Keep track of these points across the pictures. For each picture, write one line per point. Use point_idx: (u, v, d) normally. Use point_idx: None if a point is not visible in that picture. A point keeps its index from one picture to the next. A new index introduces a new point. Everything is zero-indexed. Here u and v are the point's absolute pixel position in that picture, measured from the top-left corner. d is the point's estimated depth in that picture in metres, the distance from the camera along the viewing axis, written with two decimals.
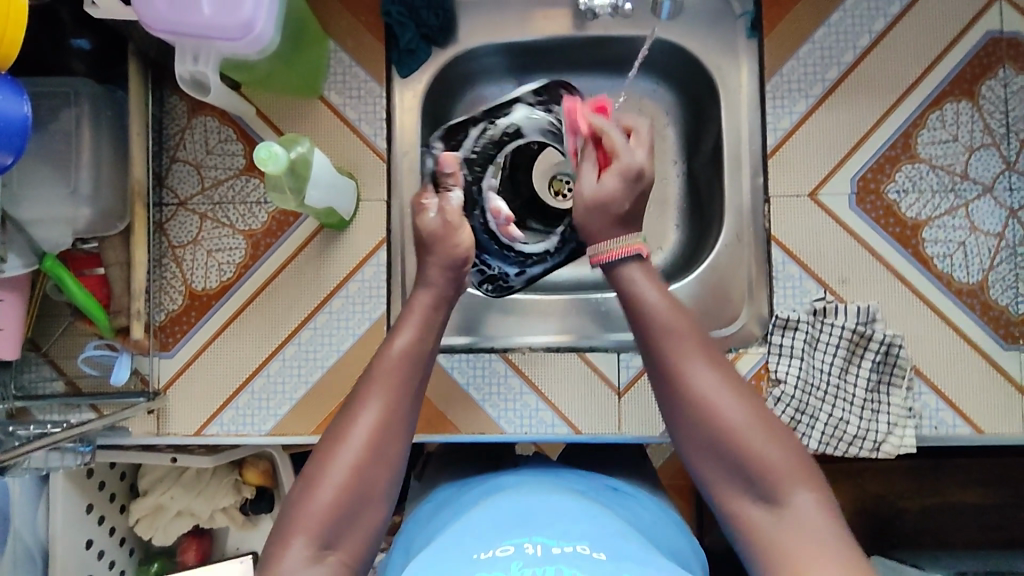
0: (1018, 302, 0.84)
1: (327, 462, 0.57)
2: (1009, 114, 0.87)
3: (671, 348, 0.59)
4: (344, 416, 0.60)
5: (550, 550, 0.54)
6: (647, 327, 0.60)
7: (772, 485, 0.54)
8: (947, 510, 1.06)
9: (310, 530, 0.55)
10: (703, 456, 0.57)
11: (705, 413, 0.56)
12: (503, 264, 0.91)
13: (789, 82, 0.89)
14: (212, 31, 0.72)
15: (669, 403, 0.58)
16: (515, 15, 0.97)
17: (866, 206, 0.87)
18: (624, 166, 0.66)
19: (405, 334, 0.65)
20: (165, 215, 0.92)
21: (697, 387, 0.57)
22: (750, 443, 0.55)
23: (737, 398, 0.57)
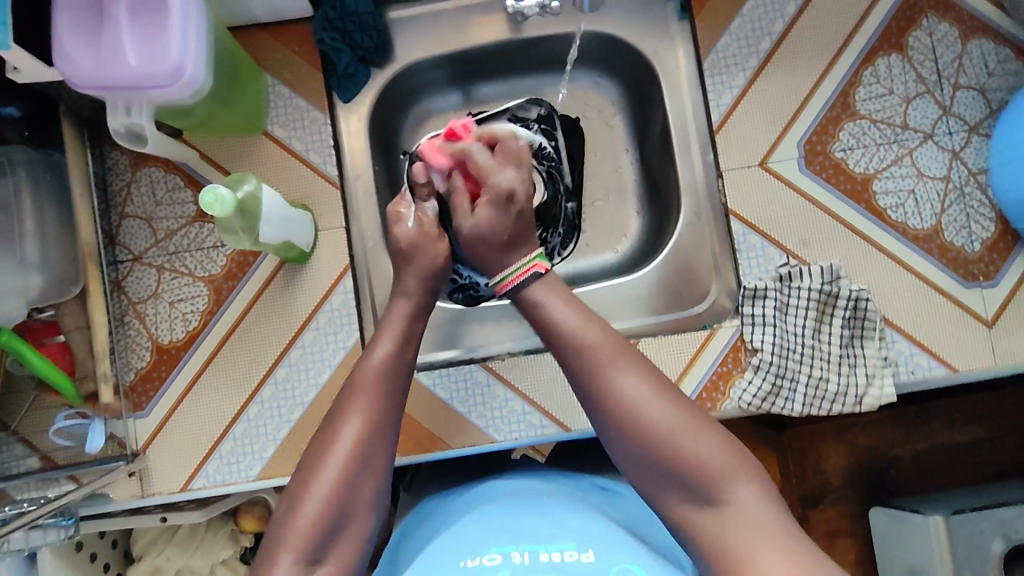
0: (972, 241, 0.86)
1: (311, 475, 0.58)
2: (938, 61, 0.88)
3: (594, 362, 0.60)
4: (327, 428, 0.61)
5: (538, 556, 0.55)
6: (570, 344, 0.62)
7: (708, 485, 0.55)
8: (939, 453, 1.07)
9: (295, 547, 0.55)
10: (639, 468, 0.58)
11: (634, 424, 0.58)
12: (474, 274, 0.84)
13: (725, 57, 0.90)
14: (141, 81, 0.70)
15: (600, 415, 0.60)
16: (449, 27, 0.97)
17: (815, 167, 0.88)
18: (493, 194, 0.70)
19: (385, 345, 0.65)
20: (121, 272, 0.91)
21: (626, 403, 0.58)
22: (682, 449, 0.56)
23: (665, 406, 0.58)
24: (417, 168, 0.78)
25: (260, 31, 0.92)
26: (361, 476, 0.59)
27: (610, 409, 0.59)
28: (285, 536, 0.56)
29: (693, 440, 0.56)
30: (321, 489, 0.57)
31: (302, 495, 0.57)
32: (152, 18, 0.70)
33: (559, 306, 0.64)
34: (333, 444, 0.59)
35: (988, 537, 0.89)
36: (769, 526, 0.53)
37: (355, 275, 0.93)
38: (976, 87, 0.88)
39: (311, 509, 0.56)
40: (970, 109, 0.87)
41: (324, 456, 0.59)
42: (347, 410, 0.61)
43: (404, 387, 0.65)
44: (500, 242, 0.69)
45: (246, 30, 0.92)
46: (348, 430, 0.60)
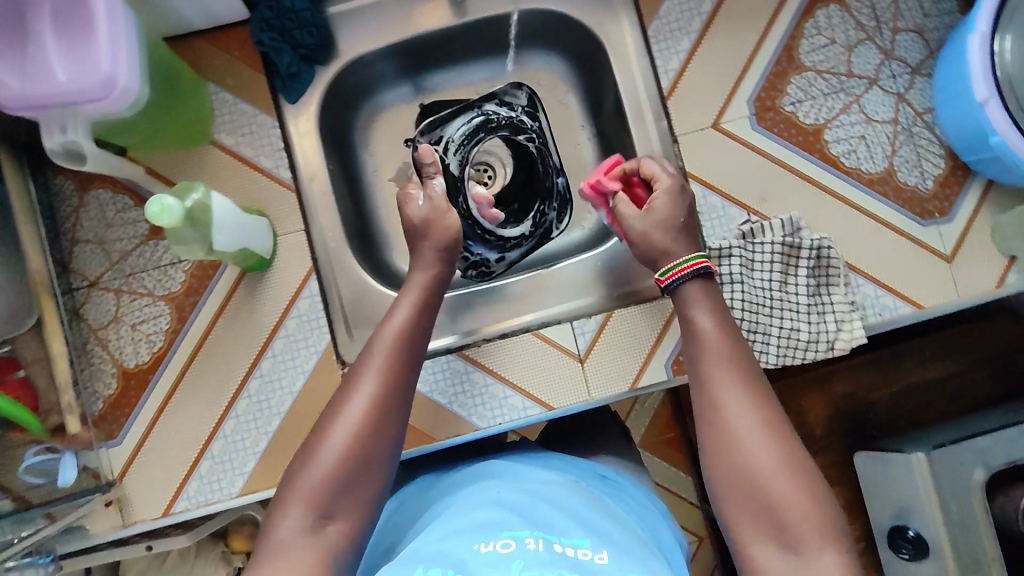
0: (925, 178, 0.87)
1: (326, 430, 0.62)
2: (876, 8, 0.89)
3: (714, 385, 0.63)
4: (344, 391, 0.65)
5: (552, 547, 0.57)
6: (699, 359, 0.66)
7: (795, 537, 0.56)
8: (916, 392, 1.09)
9: (310, 498, 0.59)
10: (734, 498, 0.59)
11: (739, 454, 0.59)
12: (484, 249, 1.00)
13: (668, 23, 0.90)
14: (71, 97, 0.67)
15: (707, 437, 0.61)
16: (390, 17, 0.95)
17: (767, 123, 0.88)
18: (667, 186, 0.78)
19: (400, 313, 0.71)
20: (78, 300, 0.88)
21: (735, 436, 0.60)
22: (780, 492, 0.57)
23: (777, 445, 0.59)
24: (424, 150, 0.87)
25: (197, 39, 0.90)
26: (373, 436, 0.63)
27: (723, 431, 0.61)
28: (301, 488, 0.60)
29: (794, 491, 0.57)
30: (337, 445, 0.61)
31: (315, 450, 0.61)
32: (80, 31, 0.67)
33: (705, 316, 0.68)
34: (349, 400, 0.64)
35: (969, 467, 0.92)
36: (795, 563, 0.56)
37: (321, 278, 0.91)
38: (914, 30, 0.89)
39: (325, 464, 0.60)
40: (911, 51, 0.89)
41: (338, 415, 0.63)
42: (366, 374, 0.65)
43: (418, 356, 0.70)
44: (676, 223, 0.76)
45: (182, 40, 0.90)
46: (364, 394, 0.64)
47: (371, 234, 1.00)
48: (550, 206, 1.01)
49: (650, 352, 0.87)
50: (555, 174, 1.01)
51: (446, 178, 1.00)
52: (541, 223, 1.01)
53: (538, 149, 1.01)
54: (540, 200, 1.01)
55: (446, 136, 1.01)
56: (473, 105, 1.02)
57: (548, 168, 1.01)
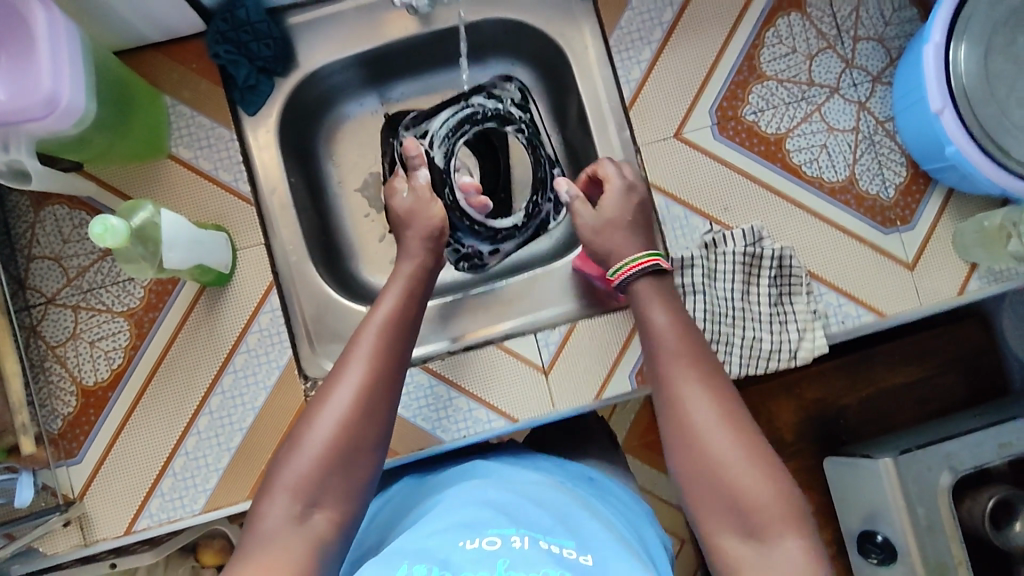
0: (887, 187, 0.87)
1: (313, 418, 0.64)
2: (837, 16, 0.89)
3: (673, 374, 0.66)
4: (332, 381, 0.67)
5: (538, 544, 0.57)
6: (659, 350, 0.69)
7: (757, 525, 0.58)
8: (886, 397, 1.10)
9: (297, 486, 0.61)
10: (694, 491, 0.61)
11: (700, 448, 0.62)
12: (476, 241, 0.99)
13: (629, 33, 0.90)
14: (11, 116, 0.65)
15: (671, 429, 0.64)
16: (350, 27, 0.93)
17: (728, 133, 0.88)
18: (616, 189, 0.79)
19: (388, 301, 0.73)
20: (35, 317, 0.87)
21: (696, 428, 0.62)
22: (738, 479, 0.59)
23: (734, 438, 0.61)
24: (409, 143, 0.90)
25: (152, 52, 0.89)
26: (360, 423, 0.64)
27: (681, 424, 0.64)
28: (290, 476, 0.61)
29: (752, 479, 0.59)
30: (323, 432, 0.63)
31: (303, 437, 0.63)
32: (20, 49, 0.66)
33: (661, 315, 0.71)
34: (335, 388, 0.65)
35: (935, 472, 0.92)
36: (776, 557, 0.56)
37: (282, 292, 0.91)
38: (875, 38, 0.89)
39: (313, 451, 0.62)
40: (872, 60, 0.89)
41: (325, 404, 0.64)
42: (352, 364, 0.67)
43: (407, 342, 0.72)
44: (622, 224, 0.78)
45: (138, 52, 0.89)
46: (350, 383, 0.66)
47: (336, 245, 0.99)
48: (543, 196, 0.99)
49: (613, 364, 0.87)
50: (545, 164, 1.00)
51: (432, 171, 0.97)
52: (535, 214, 0.99)
53: (529, 140, 1.00)
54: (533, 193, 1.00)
55: (431, 129, 0.99)
56: (458, 96, 1.00)
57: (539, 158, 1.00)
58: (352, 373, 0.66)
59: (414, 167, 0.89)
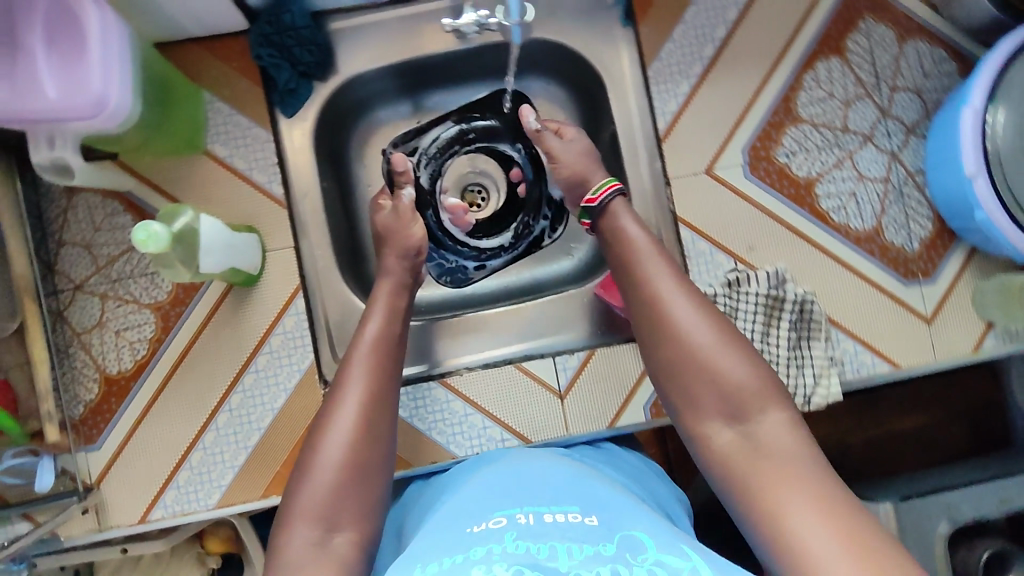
0: (912, 239, 0.89)
1: (320, 444, 0.66)
2: (876, 64, 0.90)
3: (649, 271, 0.73)
4: (330, 406, 0.69)
5: (542, 518, 0.59)
6: (632, 250, 0.75)
7: (740, 404, 0.64)
8: (889, 439, 1.12)
9: (315, 511, 0.62)
10: (677, 383, 0.67)
11: (680, 338, 0.67)
12: (461, 258, 1.02)
13: (669, 65, 0.90)
14: (61, 114, 0.63)
15: (650, 327, 0.70)
16: (392, 35, 0.93)
17: (759, 173, 0.89)
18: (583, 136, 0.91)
19: (375, 320, 0.78)
20: (63, 302, 0.88)
21: (674, 320, 0.68)
22: (718, 365, 0.65)
23: (707, 323, 0.68)
24: (394, 158, 0.94)
25: (193, 46, 0.88)
26: (367, 446, 0.66)
27: (658, 323, 0.69)
28: (305, 503, 0.63)
29: (729, 360, 0.65)
30: (332, 457, 0.65)
31: (313, 464, 0.65)
32: (72, 46, 0.63)
33: (632, 226, 0.78)
34: (336, 412, 0.68)
35: (934, 520, 0.94)
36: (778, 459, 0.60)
37: (308, 296, 0.92)
38: (913, 89, 0.90)
39: (325, 477, 0.64)
40: (908, 111, 0.89)
41: (329, 429, 0.66)
42: (348, 387, 0.70)
43: (397, 355, 0.76)
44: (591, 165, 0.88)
45: (179, 45, 0.88)
46: (350, 406, 0.68)
47: (361, 250, 1.00)
48: (534, 219, 1.02)
49: (629, 394, 0.88)
50: (535, 186, 1.02)
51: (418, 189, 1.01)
52: (524, 234, 1.02)
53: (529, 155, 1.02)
54: (520, 214, 1.03)
55: (421, 146, 1.01)
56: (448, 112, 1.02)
57: (531, 180, 1.02)
58: (350, 396, 0.69)
59: (400, 185, 0.94)
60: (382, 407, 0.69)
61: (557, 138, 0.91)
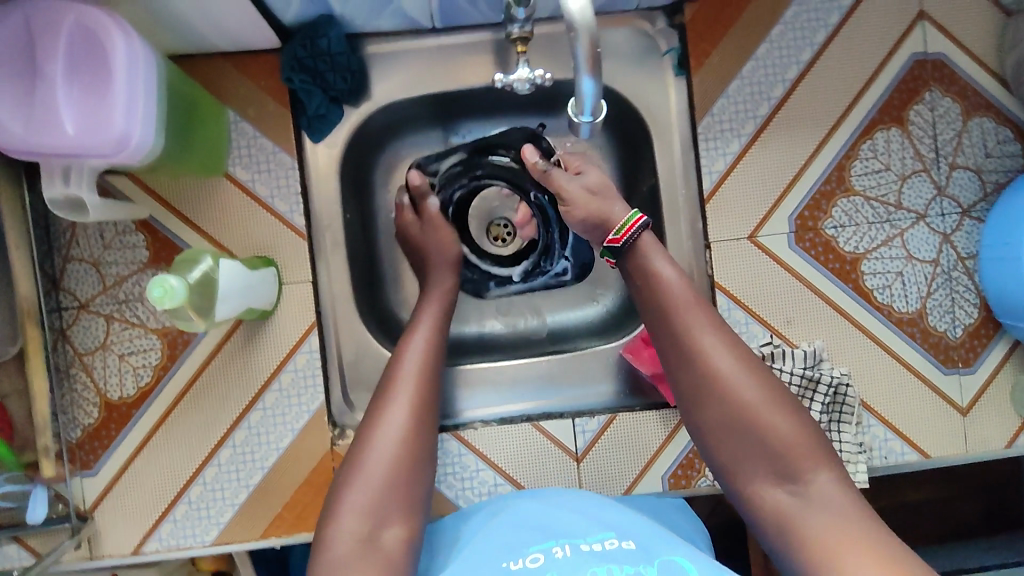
0: (955, 326, 0.85)
1: (370, 440, 0.66)
2: (938, 139, 0.85)
3: (689, 326, 0.65)
4: (380, 404, 0.69)
5: (580, 548, 0.61)
6: (669, 299, 0.67)
7: (791, 465, 0.59)
8: (902, 509, 1.09)
9: (364, 506, 0.62)
10: (722, 439, 0.62)
11: (724, 397, 0.62)
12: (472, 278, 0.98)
13: (720, 121, 0.84)
14: (80, 151, 0.59)
15: (692, 384, 0.64)
16: (429, 64, 0.88)
17: (805, 244, 0.85)
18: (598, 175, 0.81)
19: (422, 332, 0.77)
20: (66, 320, 0.84)
21: (719, 377, 0.63)
22: (766, 424, 0.60)
23: (755, 381, 0.62)
24: (412, 176, 0.90)
25: (219, 59, 0.82)
26: (416, 446, 0.67)
27: (701, 377, 0.63)
28: (355, 497, 0.63)
29: (779, 420, 0.61)
30: (382, 453, 0.65)
31: (355, 474, 0.64)
32: (95, 77, 0.58)
33: (667, 267, 0.69)
34: (387, 410, 0.68)
35: None
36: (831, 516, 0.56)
37: (322, 332, 0.88)
38: (972, 168, 0.85)
39: (375, 472, 0.64)
40: (966, 191, 0.85)
41: (373, 440, 0.66)
42: (399, 386, 0.70)
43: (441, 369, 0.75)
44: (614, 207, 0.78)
45: (204, 57, 0.82)
46: (400, 405, 0.69)
47: (379, 282, 0.96)
48: (548, 261, 0.99)
49: (648, 463, 0.85)
50: (552, 228, 0.98)
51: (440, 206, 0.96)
52: (537, 273, 0.99)
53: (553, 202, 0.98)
54: (534, 251, 0.99)
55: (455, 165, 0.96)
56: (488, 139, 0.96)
57: (549, 222, 0.98)
58: (400, 397, 0.69)
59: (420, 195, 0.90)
60: (427, 421, 0.69)
61: (569, 175, 0.82)
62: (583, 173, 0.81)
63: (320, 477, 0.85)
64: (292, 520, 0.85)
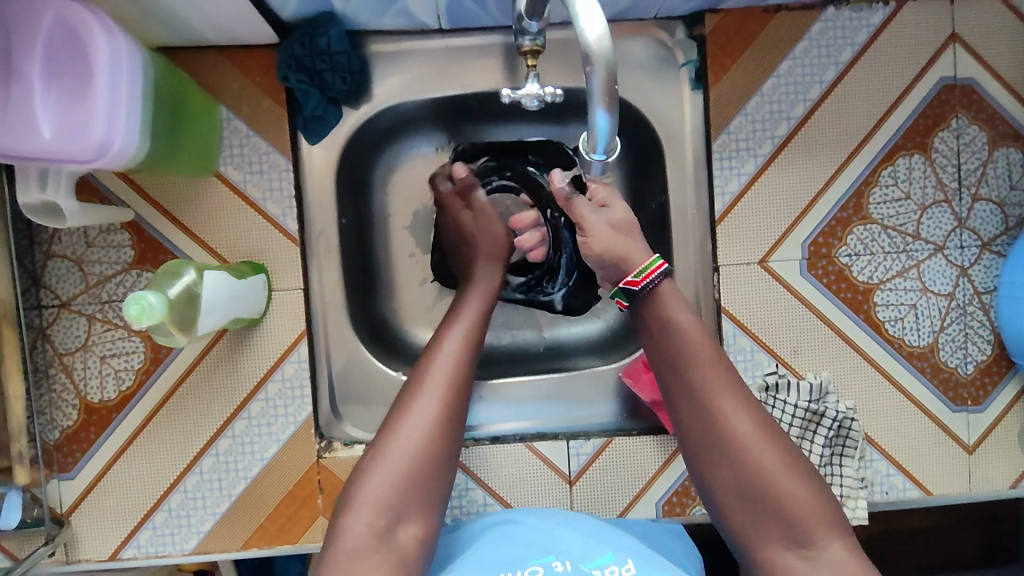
0: (967, 362, 0.82)
1: (399, 426, 0.62)
2: (962, 168, 0.81)
3: (703, 378, 0.63)
4: (410, 393, 0.64)
5: (581, 566, 0.58)
6: (682, 350, 0.64)
7: (802, 530, 0.57)
8: (899, 537, 1.07)
9: (384, 498, 0.58)
10: (735, 499, 0.59)
11: (738, 456, 0.59)
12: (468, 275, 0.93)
13: (736, 140, 0.81)
14: (55, 157, 0.56)
15: (705, 438, 0.61)
16: (434, 66, 0.84)
17: (817, 272, 0.82)
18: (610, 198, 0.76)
19: (460, 324, 0.70)
20: (46, 319, 0.80)
21: (732, 435, 0.60)
22: (780, 487, 0.58)
23: (769, 440, 0.60)
24: (458, 168, 0.84)
25: (213, 53, 0.78)
26: (443, 440, 0.62)
27: (714, 436, 0.61)
28: (373, 489, 0.59)
29: (793, 482, 0.58)
30: (407, 442, 0.61)
31: (368, 477, 0.59)
32: (76, 78, 0.56)
33: (681, 312, 0.66)
34: (418, 395, 0.63)
35: None
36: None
37: (312, 340, 0.85)
38: (995, 200, 0.81)
39: (398, 463, 0.60)
40: (986, 224, 0.81)
41: (391, 441, 0.61)
42: (434, 371, 0.65)
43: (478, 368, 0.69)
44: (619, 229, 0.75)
45: (198, 50, 0.78)
46: (434, 392, 0.64)
47: (374, 288, 0.92)
48: (552, 284, 0.93)
49: (641, 489, 0.83)
50: (563, 251, 0.92)
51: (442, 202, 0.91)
52: (538, 291, 0.94)
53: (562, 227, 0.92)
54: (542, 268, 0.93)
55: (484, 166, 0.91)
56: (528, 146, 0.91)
57: (560, 244, 0.92)
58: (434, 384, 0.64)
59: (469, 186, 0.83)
60: (456, 423, 0.63)
61: (591, 205, 0.72)
62: (608, 205, 0.71)
63: (305, 490, 0.82)
64: (274, 532, 0.82)
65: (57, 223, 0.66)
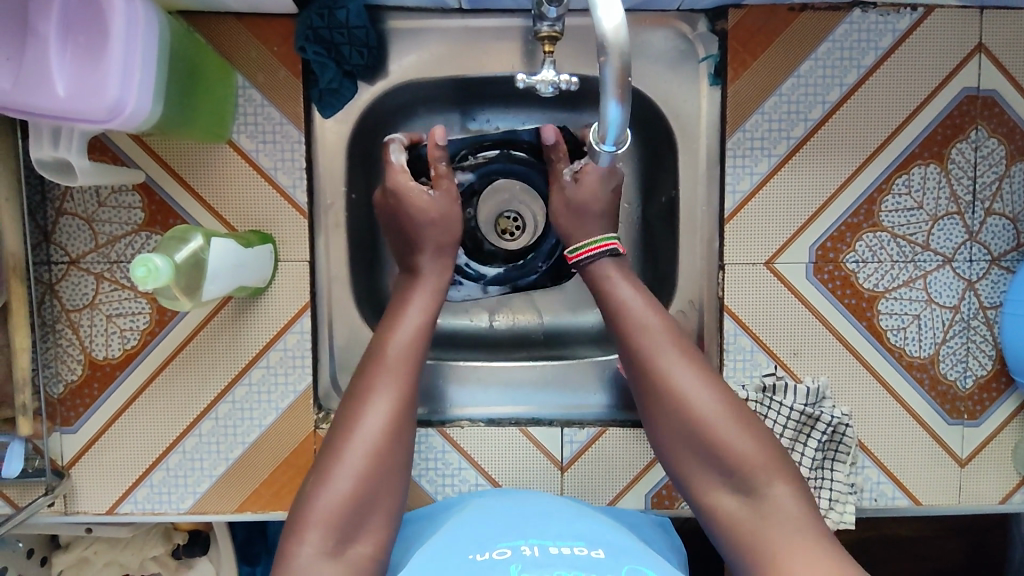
0: (966, 376, 0.82)
1: (362, 411, 0.64)
2: (977, 180, 0.80)
3: (651, 343, 0.66)
4: (367, 379, 0.66)
5: (548, 551, 0.57)
6: (631, 317, 0.68)
7: (748, 478, 0.59)
8: (884, 543, 1.08)
9: (359, 472, 0.60)
10: (681, 454, 0.63)
11: (684, 411, 0.63)
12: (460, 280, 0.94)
13: (752, 138, 0.80)
14: (69, 115, 0.57)
15: (653, 396, 0.65)
16: (452, 46, 0.83)
17: (823, 276, 0.81)
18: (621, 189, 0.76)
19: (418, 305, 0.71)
20: (55, 275, 0.81)
21: (677, 391, 0.63)
22: (723, 438, 0.61)
23: (713, 395, 0.63)
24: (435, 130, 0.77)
25: (232, 19, 0.78)
26: (400, 412, 0.64)
27: (661, 395, 0.64)
28: (342, 466, 0.60)
29: (736, 434, 0.61)
30: (371, 418, 0.63)
31: (333, 463, 0.60)
32: (91, 38, 0.56)
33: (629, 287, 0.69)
34: (381, 375, 0.66)
35: None
36: (798, 529, 0.55)
37: (316, 313, 0.86)
38: (1008, 216, 0.81)
39: (364, 442, 0.62)
40: (997, 239, 0.81)
41: (353, 425, 0.63)
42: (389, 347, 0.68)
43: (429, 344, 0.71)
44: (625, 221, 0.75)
45: (219, 17, 0.78)
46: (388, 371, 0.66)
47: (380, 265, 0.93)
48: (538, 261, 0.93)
49: (633, 480, 0.84)
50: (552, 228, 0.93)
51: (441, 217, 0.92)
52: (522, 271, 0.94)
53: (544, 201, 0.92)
54: (531, 252, 0.94)
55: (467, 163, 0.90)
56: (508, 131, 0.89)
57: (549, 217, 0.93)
58: (393, 349, 0.67)
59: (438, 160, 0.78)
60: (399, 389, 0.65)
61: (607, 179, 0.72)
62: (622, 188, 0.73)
63: (301, 459, 0.84)
64: (268, 498, 0.84)
65: (67, 180, 0.67)
